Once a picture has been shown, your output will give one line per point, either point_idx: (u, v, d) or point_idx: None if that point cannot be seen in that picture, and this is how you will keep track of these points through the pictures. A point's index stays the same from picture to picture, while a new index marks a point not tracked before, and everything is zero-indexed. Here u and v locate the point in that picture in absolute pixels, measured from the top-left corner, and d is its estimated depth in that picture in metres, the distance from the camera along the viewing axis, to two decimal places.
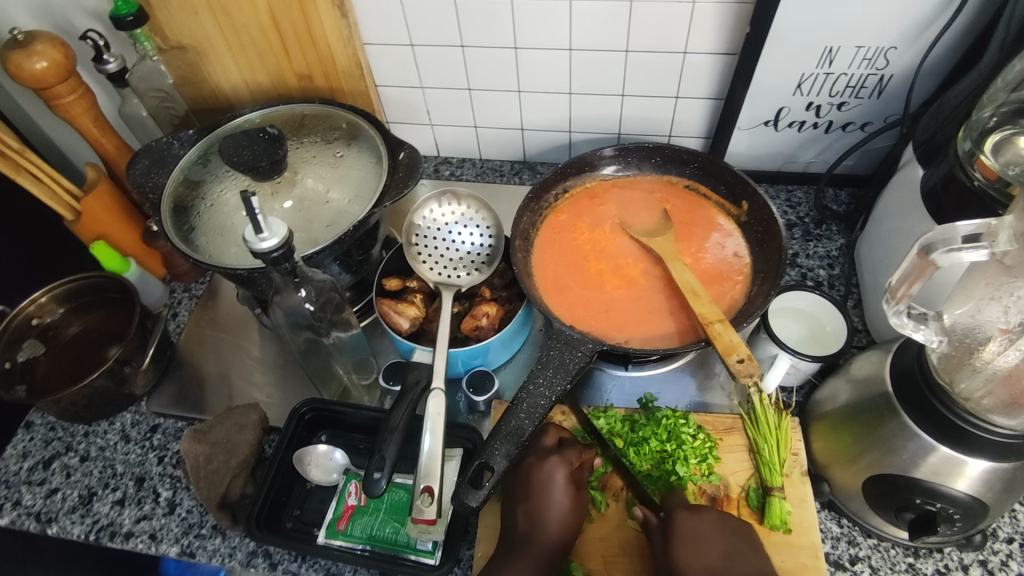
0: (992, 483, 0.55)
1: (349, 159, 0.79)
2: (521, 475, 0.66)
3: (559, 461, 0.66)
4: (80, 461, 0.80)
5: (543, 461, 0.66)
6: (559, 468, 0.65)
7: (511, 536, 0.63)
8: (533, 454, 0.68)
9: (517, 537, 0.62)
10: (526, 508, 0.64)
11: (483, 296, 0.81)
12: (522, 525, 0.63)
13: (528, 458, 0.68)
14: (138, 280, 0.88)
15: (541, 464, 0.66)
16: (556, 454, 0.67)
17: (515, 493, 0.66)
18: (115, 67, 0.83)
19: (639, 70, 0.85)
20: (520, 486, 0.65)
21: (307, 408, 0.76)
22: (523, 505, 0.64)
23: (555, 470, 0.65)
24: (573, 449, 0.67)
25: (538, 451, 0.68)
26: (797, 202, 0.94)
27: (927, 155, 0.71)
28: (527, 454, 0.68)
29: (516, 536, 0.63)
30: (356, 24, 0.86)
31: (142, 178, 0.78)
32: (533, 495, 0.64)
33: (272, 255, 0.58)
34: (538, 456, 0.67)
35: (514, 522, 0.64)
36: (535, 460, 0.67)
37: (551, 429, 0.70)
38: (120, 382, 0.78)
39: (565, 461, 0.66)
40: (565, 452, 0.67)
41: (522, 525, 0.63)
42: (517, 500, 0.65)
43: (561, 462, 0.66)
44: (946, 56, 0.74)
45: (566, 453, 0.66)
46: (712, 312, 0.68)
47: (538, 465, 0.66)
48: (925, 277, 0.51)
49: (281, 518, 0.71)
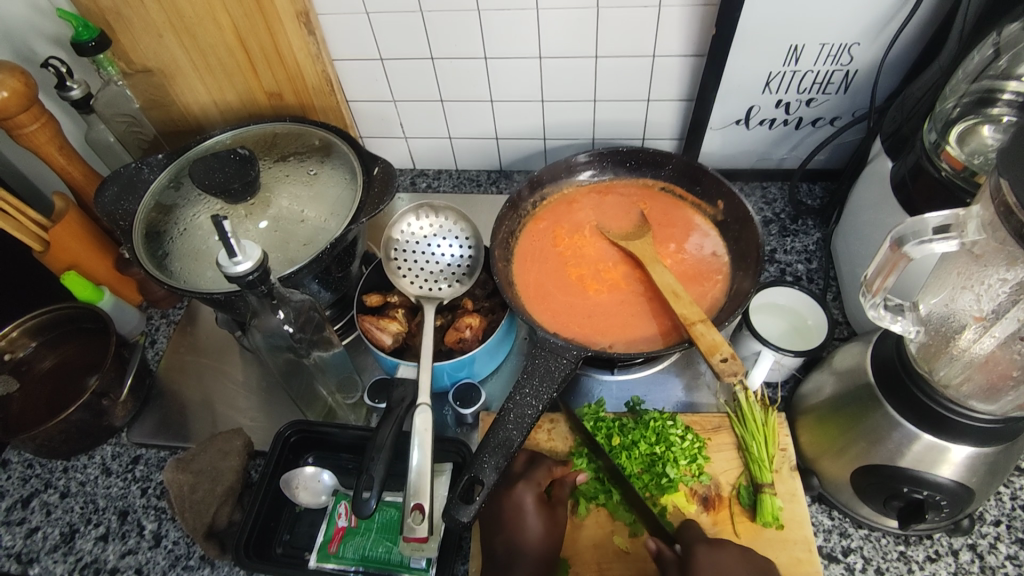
0: (975, 468, 0.56)
1: (324, 176, 0.78)
2: (492, 501, 0.65)
3: (526, 484, 0.65)
4: (60, 497, 0.78)
5: (511, 487, 0.65)
6: (526, 492, 0.64)
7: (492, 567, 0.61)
8: (501, 481, 0.67)
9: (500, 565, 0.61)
10: (504, 539, 0.62)
11: (465, 308, 0.80)
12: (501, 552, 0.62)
13: (496, 485, 0.66)
14: (113, 309, 0.87)
15: (509, 492, 0.65)
16: (522, 478, 0.66)
17: (489, 525, 0.64)
18: (78, 93, 0.81)
19: (608, 75, 0.86)
20: (492, 517, 0.64)
21: (292, 430, 0.74)
22: (500, 535, 0.63)
23: (524, 496, 0.64)
24: (539, 470, 0.67)
25: (505, 478, 0.67)
26: (773, 198, 0.95)
27: (894, 147, 0.72)
28: (495, 481, 0.67)
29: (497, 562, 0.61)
30: (324, 41, 0.85)
31: (112, 207, 0.76)
32: (505, 523, 0.63)
33: (247, 278, 0.58)
34: (505, 483, 0.66)
35: (494, 551, 0.62)
36: (501, 488, 0.66)
37: (513, 454, 0.69)
38: (98, 415, 0.77)
39: (531, 484, 0.65)
40: (531, 475, 0.66)
41: (501, 553, 0.62)
42: (493, 531, 0.63)
43: (527, 486, 0.65)
44: (908, 50, 0.76)
45: (533, 475, 0.66)
46: (693, 312, 0.69)
47: (505, 492, 0.65)
48: (899, 269, 0.51)
49: (270, 543, 0.70)
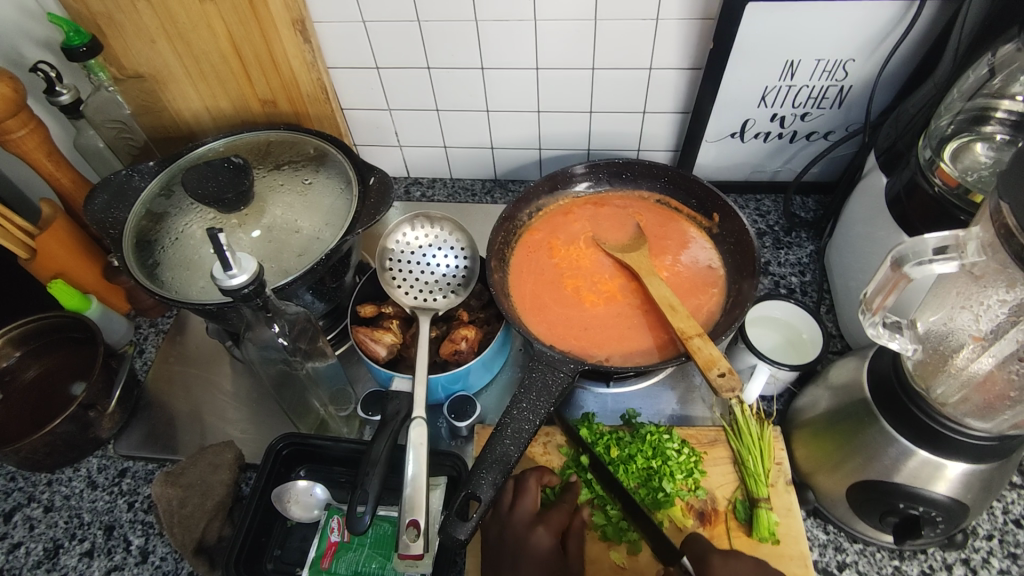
0: (970, 484, 0.57)
1: (318, 186, 0.77)
2: (501, 536, 0.63)
3: (546, 529, 0.63)
4: (43, 511, 0.76)
5: (529, 530, 0.63)
6: (546, 537, 0.62)
7: None
8: (514, 520, 0.64)
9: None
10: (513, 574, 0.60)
11: (460, 319, 0.80)
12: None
13: (512, 524, 0.64)
14: (101, 318, 0.85)
15: (526, 533, 0.62)
16: (540, 521, 0.64)
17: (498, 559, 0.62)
18: (68, 99, 0.80)
19: (605, 87, 0.86)
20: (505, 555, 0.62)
21: (284, 443, 0.73)
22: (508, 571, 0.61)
23: (543, 540, 0.62)
24: (558, 514, 0.65)
25: (519, 518, 0.64)
26: (766, 211, 0.95)
27: (889, 163, 0.72)
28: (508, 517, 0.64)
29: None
30: (319, 49, 0.85)
31: (101, 214, 0.75)
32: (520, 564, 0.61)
33: (243, 291, 0.57)
34: (520, 523, 0.64)
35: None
36: (520, 529, 0.63)
37: (533, 489, 0.66)
38: (85, 427, 0.75)
39: (551, 530, 0.63)
40: (549, 518, 0.64)
41: None
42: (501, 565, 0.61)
43: (548, 531, 0.63)
44: (902, 66, 0.77)
45: (552, 520, 0.64)
46: (690, 326, 0.69)
47: (524, 535, 0.62)
48: (899, 289, 0.52)
49: (261, 559, 0.69)
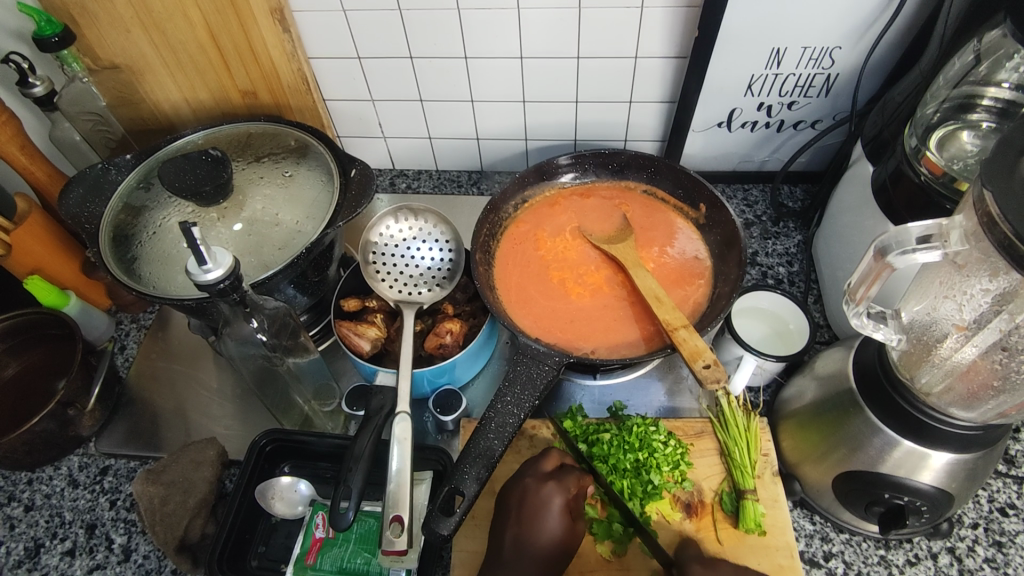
0: (954, 474, 0.56)
1: (299, 178, 0.76)
2: (515, 492, 0.64)
3: (557, 487, 0.63)
4: (24, 511, 0.75)
5: (540, 485, 0.63)
6: (555, 494, 0.62)
7: (495, 558, 0.61)
8: (529, 475, 0.65)
9: (504, 563, 0.60)
10: (515, 532, 0.61)
11: (445, 313, 0.79)
12: (508, 549, 0.61)
13: (524, 479, 0.65)
14: (81, 314, 0.83)
15: (537, 488, 0.63)
16: (553, 478, 0.64)
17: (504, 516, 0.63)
18: (42, 90, 0.78)
19: (590, 76, 0.85)
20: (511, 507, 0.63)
21: (267, 439, 0.72)
22: (513, 530, 0.62)
23: (552, 496, 0.62)
24: (572, 476, 0.64)
25: (535, 474, 0.65)
26: (754, 201, 0.95)
27: (875, 151, 0.72)
28: (522, 474, 0.65)
29: (501, 555, 0.61)
30: (299, 39, 0.83)
31: (77, 209, 0.73)
32: (525, 523, 0.62)
33: (219, 286, 0.56)
34: (534, 478, 0.64)
35: (501, 542, 0.62)
36: (531, 483, 0.64)
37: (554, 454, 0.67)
38: (64, 425, 0.74)
39: (563, 489, 0.63)
40: (563, 478, 0.64)
41: (510, 548, 0.61)
42: (507, 523, 0.63)
43: (558, 489, 0.63)
44: (889, 54, 0.76)
45: (565, 479, 0.64)
46: (676, 318, 0.68)
47: (534, 489, 0.63)
48: (882, 279, 0.51)
49: (245, 556, 0.68)
